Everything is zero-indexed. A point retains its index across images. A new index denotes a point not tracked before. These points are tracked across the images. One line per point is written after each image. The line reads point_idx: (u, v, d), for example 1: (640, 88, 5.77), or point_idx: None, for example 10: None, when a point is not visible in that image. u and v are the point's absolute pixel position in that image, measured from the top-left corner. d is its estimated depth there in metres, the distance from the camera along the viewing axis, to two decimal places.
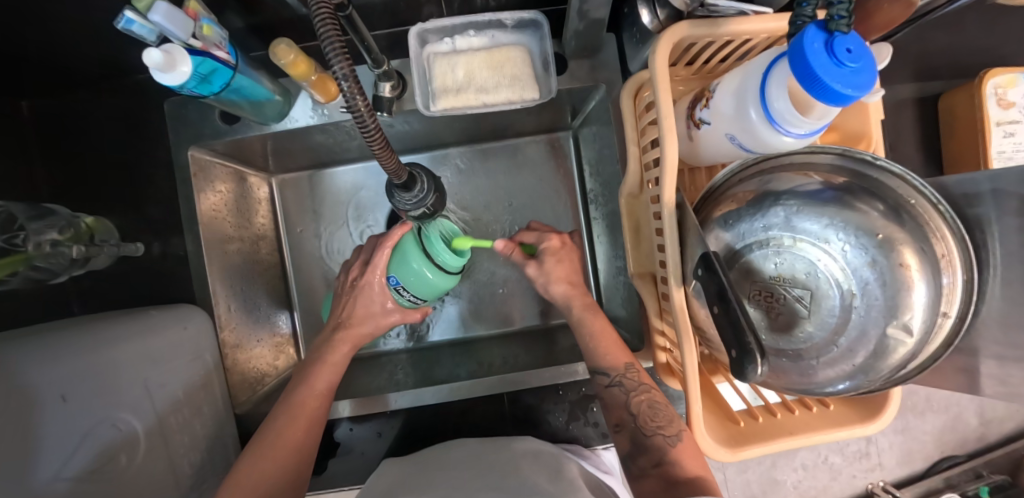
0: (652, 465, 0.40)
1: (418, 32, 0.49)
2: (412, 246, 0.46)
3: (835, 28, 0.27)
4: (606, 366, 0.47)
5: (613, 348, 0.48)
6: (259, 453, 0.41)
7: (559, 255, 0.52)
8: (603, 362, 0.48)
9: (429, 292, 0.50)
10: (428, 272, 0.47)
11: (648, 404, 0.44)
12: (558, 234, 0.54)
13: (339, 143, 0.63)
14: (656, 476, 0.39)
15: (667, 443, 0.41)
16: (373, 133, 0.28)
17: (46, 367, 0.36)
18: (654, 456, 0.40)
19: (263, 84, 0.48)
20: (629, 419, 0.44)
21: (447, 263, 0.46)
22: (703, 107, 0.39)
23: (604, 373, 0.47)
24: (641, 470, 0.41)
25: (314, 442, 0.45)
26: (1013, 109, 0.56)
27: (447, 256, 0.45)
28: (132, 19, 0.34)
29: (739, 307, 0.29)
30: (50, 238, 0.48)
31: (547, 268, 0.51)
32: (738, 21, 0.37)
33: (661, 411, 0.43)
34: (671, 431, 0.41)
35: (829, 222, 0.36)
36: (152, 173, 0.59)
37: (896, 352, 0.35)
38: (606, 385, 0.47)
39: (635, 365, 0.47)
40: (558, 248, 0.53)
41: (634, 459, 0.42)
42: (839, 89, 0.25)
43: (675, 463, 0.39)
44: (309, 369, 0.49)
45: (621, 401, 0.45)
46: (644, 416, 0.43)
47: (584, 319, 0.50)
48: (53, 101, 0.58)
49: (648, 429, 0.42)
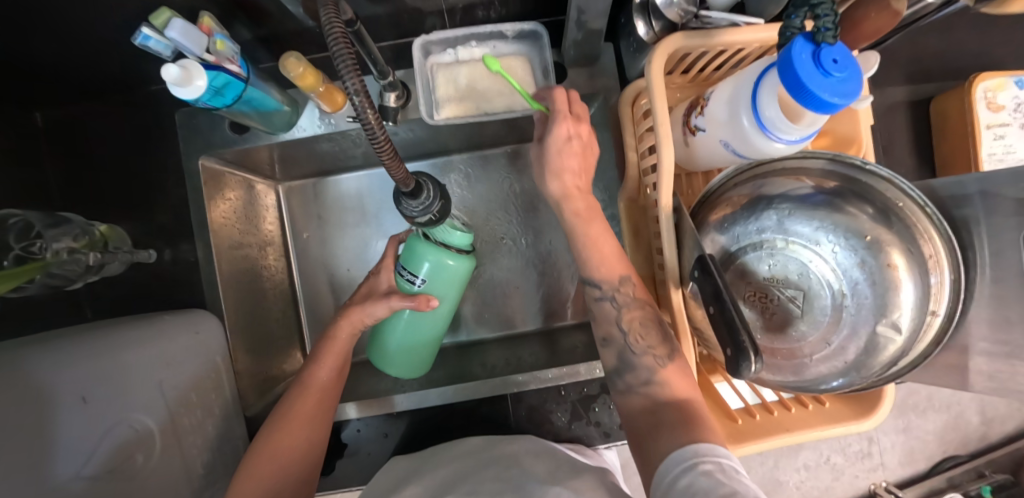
0: (640, 384, 0.38)
1: (421, 44, 0.51)
2: (423, 241, 0.49)
3: (822, 40, 0.28)
4: (598, 278, 0.41)
5: (611, 260, 0.41)
6: (275, 428, 0.44)
7: (580, 150, 0.41)
8: (595, 273, 0.42)
9: (447, 285, 0.51)
10: (448, 260, 0.49)
11: (639, 323, 0.40)
12: (570, 120, 0.40)
13: (344, 151, 0.65)
14: (641, 396, 0.38)
15: (657, 364, 0.38)
16: (382, 143, 0.29)
17: (67, 370, 0.38)
18: (642, 375, 0.38)
19: (272, 95, 0.49)
20: (618, 336, 0.41)
21: (460, 243, 0.49)
22: (699, 115, 0.41)
23: (595, 286, 0.42)
24: (628, 386, 0.40)
25: (326, 417, 0.47)
26: (1003, 112, 0.57)
27: (457, 236, 0.48)
28: (149, 36, 0.37)
29: (734, 307, 0.30)
30: (66, 245, 0.50)
31: (548, 158, 0.41)
32: (731, 32, 0.39)
33: (653, 330, 0.39)
34: (662, 352, 0.38)
35: (820, 225, 0.38)
36: (163, 181, 0.60)
37: (886, 349, 0.36)
38: (596, 298, 0.42)
39: (632, 278, 0.41)
40: (561, 141, 0.40)
41: (621, 375, 0.40)
42: (825, 97, 0.27)
43: (663, 385, 0.37)
44: (319, 346, 0.50)
45: (611, 317, 0.41)
46: (634, 334, 0.40)
47: (575, 226, 0.42)
48: (68, 115, 0.60)
49: (638, 348, 0.39)
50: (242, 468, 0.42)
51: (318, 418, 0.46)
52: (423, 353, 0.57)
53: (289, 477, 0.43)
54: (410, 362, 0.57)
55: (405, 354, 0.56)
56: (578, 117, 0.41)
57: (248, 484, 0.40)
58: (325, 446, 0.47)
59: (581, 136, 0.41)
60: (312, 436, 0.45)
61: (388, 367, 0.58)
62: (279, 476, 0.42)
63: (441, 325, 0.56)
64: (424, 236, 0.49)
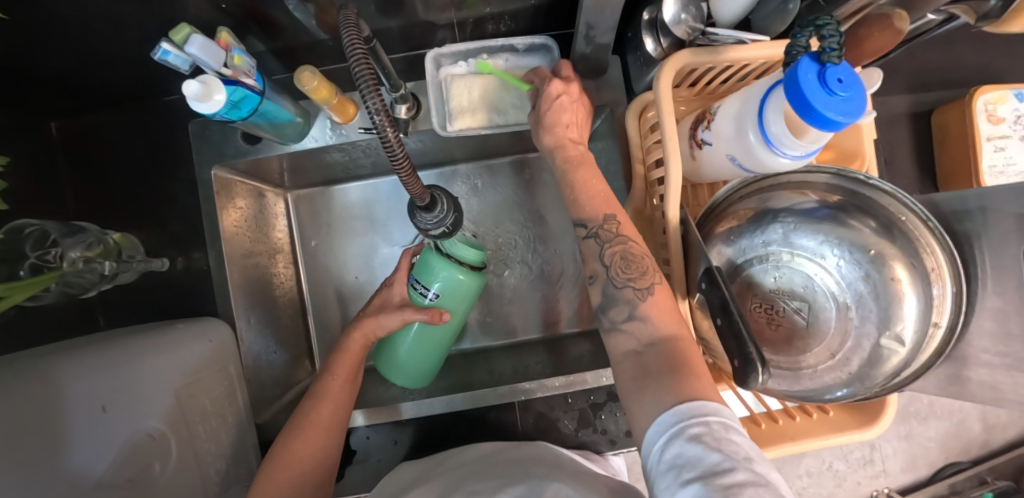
0: (623, 320, 0.37)
1: (433, 56, 0.52)
2: (435, 256, 0.50)
3: (827, 60, 0.29)
4: (585, 216, 0.42)
5: (597, 199, 0.42)
6: (294, 435, 0.45)
7: (571, 105, 0.43)
8: (583, 212, 0.42)
9: (459, 299, 0.53)
10: (460, 275, 0.50)
11: (620, 256, 0.39)
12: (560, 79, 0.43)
13: (354, 161, 0.66)
14: (626, 333, 0.36)
15: (637, 297, 0.37)
16: (399, 158, 0.30)
17: (85, 380, 0.39)
18: (624, 310, 0.37)
19: (285, 107, 0.50)
20: (602, 271, 0.40)
21: (473, 261, 0.50)
22: (705, 129, 0.42)
23: (582, 224, 0.42)
24: (612, 324, 0.38)
25: (341, 420, 0.48)
26: (1003, 125, 0.58)
27: (470, 253, 0.50)
28: (168, 50, 0.38)
29: (741, 319, 0.31)
30: (82, 254, 0.50)
31: (539, 115, 0.44)
32: (737, 49, 0.40)
33: (634, 263, 0.38)
34: (642, 284, 0.37)
35: (825, 239, 0.38)
36: (175, 190, 0.61)
37: (890, 361, 0.37)
38: (582, 237, 0.42)
39: (617, 217, 0.41)
40: (554, 95, 0.43)
41: (605, 312, 0.39)
42: (830, 116, 0.28)
43: (644, 320, 0.36)
44: (332, 358, 0.52)
45: (595, 253, 0.41)
46: (615, 268, 0.39)
47: (566, 171, 0.43)
48: (83, 124, 0.61)
49: (620, 280, 0.38)
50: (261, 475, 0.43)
51: (334, 422, 0.47)
52: (431, 365, 0.58)
53: (307, 478, 0.43)
54: (414, 375, 0.58)
55: (416, 365, 0.57)
56: (567, 78, 0.44)
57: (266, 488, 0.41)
58: (340, 455, 0.47)
59: (570, 94, 0.43)
60: (327, 446, 0.46)
61: (397, 377, 0.58)
62: (295, 484, 0.42)
63: (450, 337, 0.57)
64: (437, 251, 0.50)
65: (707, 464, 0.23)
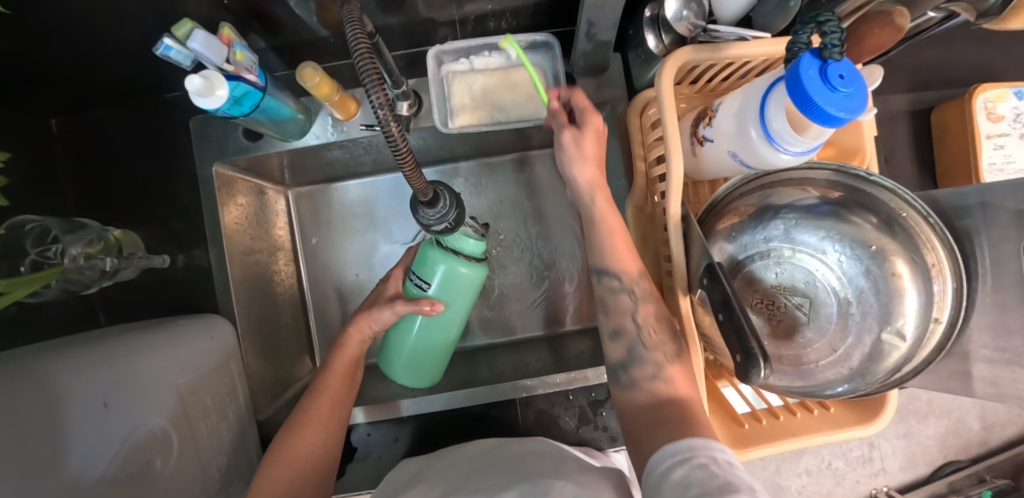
0: (646, 379, 0.39)
1: (435, 53, 0.53)
2: (435, 250, 0.50)
3: (829, 56, 0.29)
4: (618, 268, 0.43)
5: (633, 255, 0.43)
6: (293, 432, 0.45)
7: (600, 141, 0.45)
8: (617, 265, 0.43)
9: (454, 292, 0.52)
10: (462, 268, 0.50)
11: (653, 318, 0.41)
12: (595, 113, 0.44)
13: (355, 158, 0.66)
14: (647, 390, 0.39)
15: (665, 360, 0.39)
16: (403, 153, 0.30)
17: (88, 374, 0.38)
18: (650, 370, 0.39)
19: (287, 104, 0.50)
20: (630, 328, 0.42)
21: (473, 251, 0.50)
22: (706, 126, 0.42)
23: (614, 278, 0.43)
24: (633, 380, 0.40)
25: (341, 418, 0.48)
26: (1002, 123, 0.58)
27: (471, 244, 0.49)
28: (170, 46, 0.38)
29: (743, 315, 0.31)
30: (83, 250, 0.50)
31: (580, 150, 0.43)
32: (738, 45, 0.40)
33: (666, 326, 0.40)
34: (671, 349, 0.40)
35: (826, 235, 0.39)
36: (176, 187, 0.61)
37: (890, 356, 0.37)
38: (613, 290, 0.43)
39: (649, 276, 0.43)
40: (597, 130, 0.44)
41: (627, 370, 0.41)
42: (832, 111, 0.28)
43: (668, 381, 0.38)
44: (330, 355, 0.52)
45: (626, 311, 0.42)
46: (646, 329, 0.41)
47: (604, 220, 0.44)
48: (84, 121, 0.61)
49: (649, 342, 0.40)
50: (260, 473, 0.43)
51: (333, 419, 0.47)
52: (429, 362, 0.57)
53: (308, 473, 0.44)
54: (422, 373, 0.58)
55: (415, 361, 0.56)
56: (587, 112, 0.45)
57: (267, 485, 0.41)
58: (339, 452, 0.48)
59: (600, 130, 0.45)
60: (327, 442, 0.46)
61: (398, 374, 0.58)
62: (295, 483, 0.43)
63: (449, 334, 0.56)
64: (437, 245, 0.50)
65: (713, 484, 0.26)
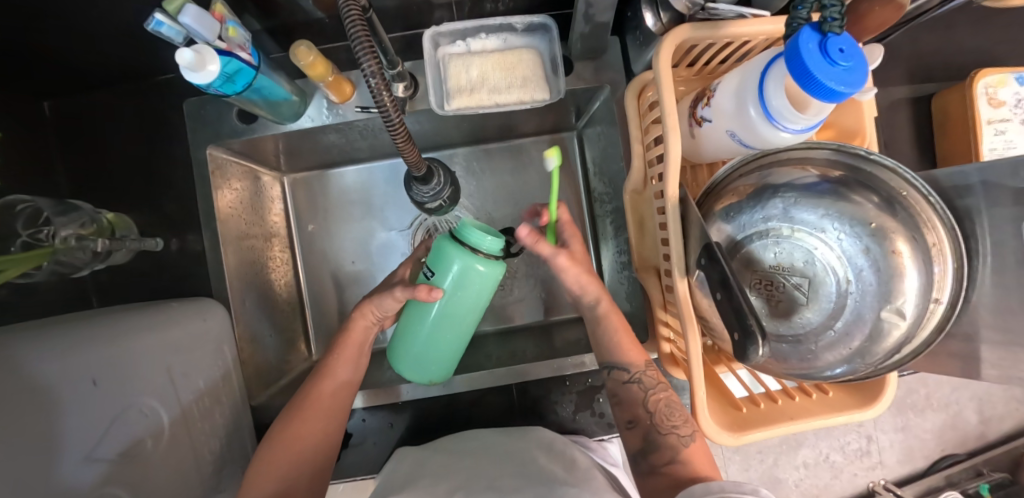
0: (663, 463, 0.41)
1: (431, 35, 0.52)
2: (448, 243, 0.46)
3: (829, 30, 0.29)
4: (627, 362, 0.47)
5: (633, 347, 0.49)
6: (294, 415, 0.45)
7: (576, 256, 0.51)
8: (624, 358, 0.48)
9: (461, 288, 0.48)
10: (478, 266, 0.46)
11: (664, 403, 0.45)
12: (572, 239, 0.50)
13: (351, 143, 0.65)
14: (664, 475, 0.40)
15: (681, 443, 0.42)
16: (397, 128, 0.31)
17: (80, 352, 0.38)
18: (666, 455, 0.41)
19: (282, 84, 0.49)
20: (644, 416, 0.45)
21: (490, 249, 0.45)
22: (705, 106, 0.41)
23: (623, 370, 0.47)
24: (652, 467, 0.41)
25: (344, 405, 0.48)
26: (1003, 108, 0.58)
27: (488, 241, 0.44)
28: (162, 21, 0.37)
29: (741, 294, 0.30)
30: (74, 232, 0.50)
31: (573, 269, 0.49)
32: (737, 24, 0.39)
33: (677, 411, 0.44)
34: (685, 431, 0.43)
35: (825, 213, 0.38)
36: (170, 172, 0.61)
37: (890, 335, 0.36)
38: (625, 380, 0.47)
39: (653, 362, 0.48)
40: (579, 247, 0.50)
41: (646, 456, 0.43)
42: (832, 86, 0.27)
43: (684, 463, 0.40)
44: (335, 341, 0.51)
45: (639, 399, 0.46)
46: (659, 414, 0.45)
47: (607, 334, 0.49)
48: (76, 104, 0.60)
49: (664, 427, 0.43)
50: (259, 455, 0.43)
51: (336, 406, 0.47)
52: (431, 361, 0.53)
53: (306, 459, 0.44)
54: (427, 367, 0.54)
55: (417, 357, 0.53)
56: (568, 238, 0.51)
57: (269, 466, 0.42)
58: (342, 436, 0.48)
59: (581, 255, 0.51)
60: (328, 428, 0.46)
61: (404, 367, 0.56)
62: (293, 468, 0.43)
63: (455, 334, 0.52)
64: (451, 238, 0.47)
65: None
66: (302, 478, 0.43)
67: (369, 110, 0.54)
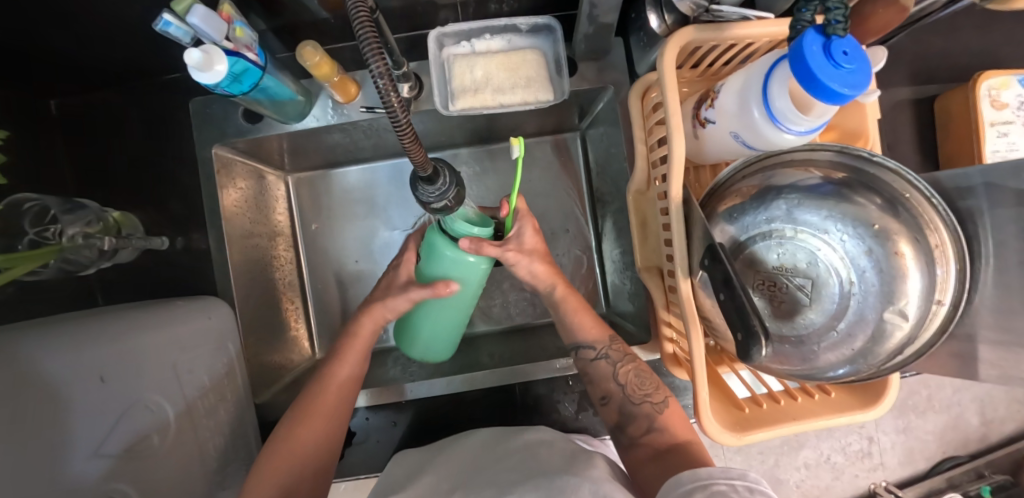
0: (641, 433, 0.43)
1: (436, 36, 0.52)
2: (440, 237, 0.46)
3: (833, 32, 0.28)
4: (591, 340, 0.50)
5: (594, 326, 0.51)
6: (300, 414, 0.45)
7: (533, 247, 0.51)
8: (587, 336, 0.50)
9: (471, 279, 0.50)
10: (469, 257, 0.46)
11: (633, 374, 0.47)
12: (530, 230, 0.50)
13: (355, 142, 0.65)
14: (644, 445, 0.42)
15: (654, 411, 0.44)
16: (404, 128, 0.30)
17: (87, 348, 0.38)
18: (643, 424, 0.44)
19: (286, 84, 0.50)
20: (616, 390, 0.47)
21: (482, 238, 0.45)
22: (708, 107, 0.41)
23: (589, 348, 0.49)
24: (631, 439, 0.44)
25: (346, 403, 0.48)
26: (1006, 110, 0.58)
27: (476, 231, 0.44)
28: (170, 21, 0.37)
29: (744, 295, 0.31)
30: (81, 230, 0.50)
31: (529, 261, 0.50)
32: (743, 26, 0.40)
33: (648, 379, 0.47)
34: (657, 399, 0.45)
35: (828, 214, 0.38)
36: (175, 170, 0.61)
37: (893, 336, 0.37)
38: (593, 358, 0.49)
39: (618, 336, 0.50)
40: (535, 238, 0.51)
41: (623, 429, 0.45)
42: (835, 88, 0.27)
43: (661, 430, 0.43)
44: (340, 342, 0.52)
45: (608, 374, 0.48)
46: (631, 385, 0.46)
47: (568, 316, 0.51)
48: (83, 103, 0.60)
49: (637, 398, 0.45)
50: (265, 453, 0.43)
51: (339, 402, 0.47)
52: (445, 340, 0.58)
53: (311, 455, 0.44)
54: (440, 344, 0.59)
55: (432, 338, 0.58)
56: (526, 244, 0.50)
57: (278, 459, 0.42)
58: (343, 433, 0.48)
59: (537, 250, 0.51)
60: (335, 427, 0.46)
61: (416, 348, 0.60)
62: (298, 465, 0.43)
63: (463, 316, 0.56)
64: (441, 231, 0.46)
65: None
66: (307, 473, 0.43)
67: (374, 110, 0.55)
